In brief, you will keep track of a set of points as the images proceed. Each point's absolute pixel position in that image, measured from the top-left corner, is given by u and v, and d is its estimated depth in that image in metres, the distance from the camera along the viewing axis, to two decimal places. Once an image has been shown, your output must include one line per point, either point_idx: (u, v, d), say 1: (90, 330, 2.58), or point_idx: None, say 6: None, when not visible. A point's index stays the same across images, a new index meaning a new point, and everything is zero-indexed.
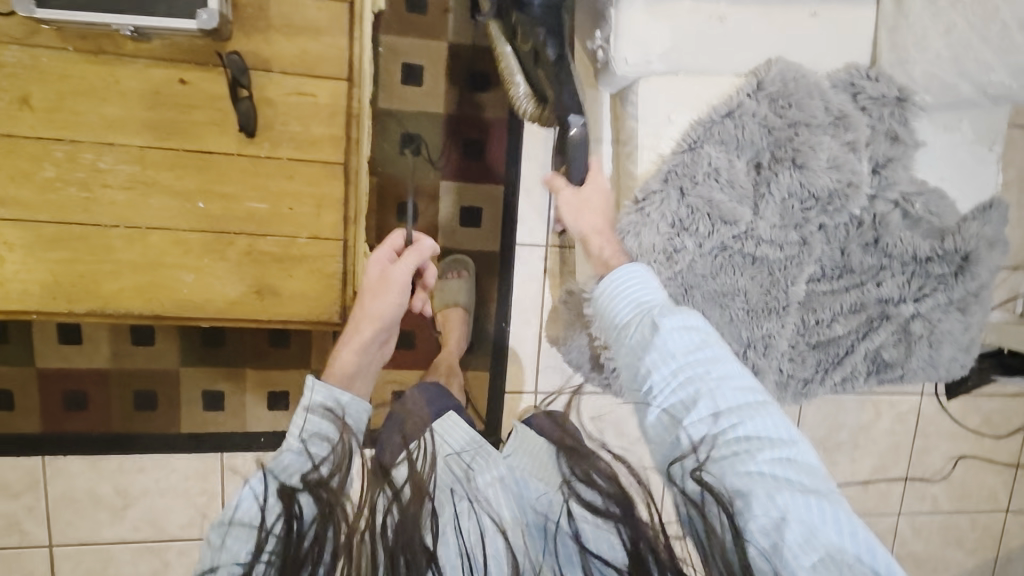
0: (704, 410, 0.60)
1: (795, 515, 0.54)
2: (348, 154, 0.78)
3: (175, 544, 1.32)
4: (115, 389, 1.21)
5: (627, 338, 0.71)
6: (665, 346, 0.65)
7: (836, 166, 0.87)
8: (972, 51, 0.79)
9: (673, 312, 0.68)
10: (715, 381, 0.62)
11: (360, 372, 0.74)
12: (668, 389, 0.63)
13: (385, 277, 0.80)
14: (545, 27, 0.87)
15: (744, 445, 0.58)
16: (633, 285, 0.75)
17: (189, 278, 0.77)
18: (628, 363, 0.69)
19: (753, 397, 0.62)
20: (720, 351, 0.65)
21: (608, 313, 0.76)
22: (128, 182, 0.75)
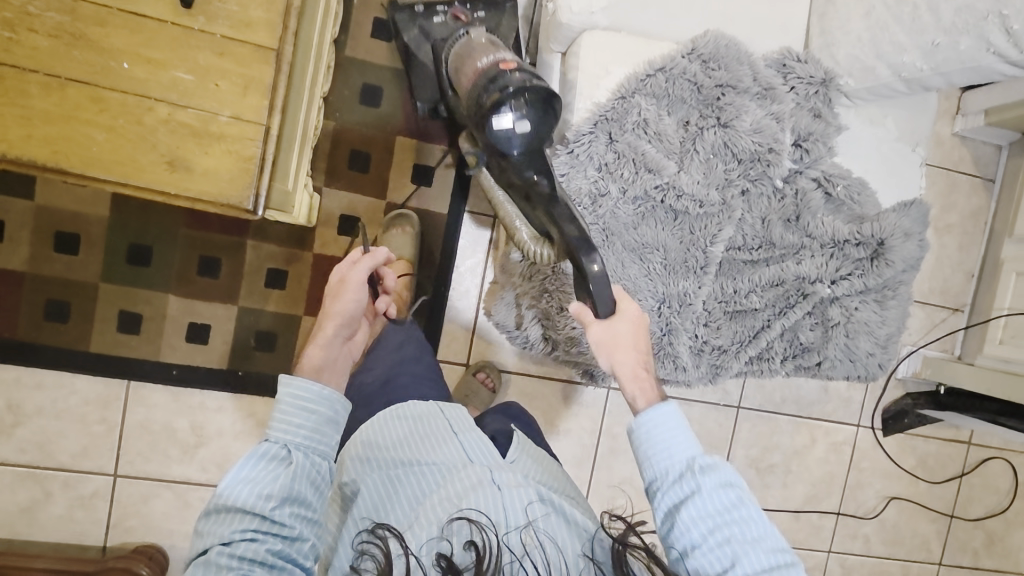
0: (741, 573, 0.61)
1: None
2: (283, 42, 0.79)
3: (60, 474, 1.24)
4: (28, 293, 1.19)
5: (663, 493, 0.68)
6: (702, 507, 0.64)
7: (760, 130, 0.90)
8: (888, 33, 0.84)
9: (712, 469, 0.66)
10: (750, 542, 0.62)
11: (325, 365, 0.91)
12: (704, 552, 0.63)
13: (342, 280, 1.00)
14: (534, 168, 0.83)
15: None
16: (668, 432, 0.70)
17: (100, 137, 0.76)
18: (663, 516, 0.67)
19: (783, 557, 0.62)
20: (755, 512, 0.65)
21: (637, 456, 0.72)
22: (54, 31, 0.73)
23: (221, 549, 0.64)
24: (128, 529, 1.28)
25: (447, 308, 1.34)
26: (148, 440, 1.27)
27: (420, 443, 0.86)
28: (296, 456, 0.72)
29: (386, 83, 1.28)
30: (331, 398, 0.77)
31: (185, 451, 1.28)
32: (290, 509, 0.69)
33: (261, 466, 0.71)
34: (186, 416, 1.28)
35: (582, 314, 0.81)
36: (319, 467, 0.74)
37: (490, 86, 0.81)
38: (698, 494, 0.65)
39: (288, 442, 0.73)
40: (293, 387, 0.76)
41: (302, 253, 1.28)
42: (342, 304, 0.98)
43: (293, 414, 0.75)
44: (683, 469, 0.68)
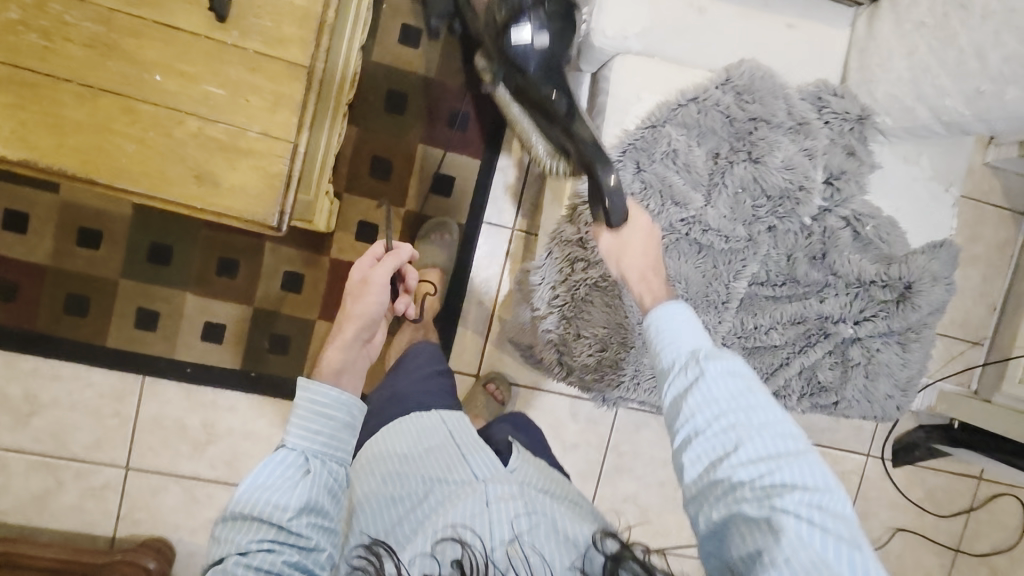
0: (740, 455, 0.57)
1: (834, 549, 0.51)
2: (315, 59, 0.79)
3: (73, 465, 1.26)
4: (49, 287, 1.20)
5: (670, 383, 0.66)
6: (708, 392, 0.62)
7: (791, 167, 0.89)
8: (930, 74, 0.82)
9: (719, 357, 0.64)
10: (757, 426, 0.59)
11: (343, 368, 0.95)
12: (707, 435, 0.60)
13: (363, 282, 1.03)
14: (552, 83, 0.81)
15: (776, 489, 0.54)
16: (677, 331, 0.70)
17: (131, 148, 0.76)
18: (669, 407, 0.65)
19: (793, 444, 0.58)
20: (765, 400, 0.61)
21: (652, 356, 0.71)
22: (90, 41, 0.73)
23: (239, 559, 0.64)
24: (137, 521, 1.29)
25: (461, 318, 1.34)
26: (160, 436, 1.28)
27: (422, 457, 0.86)
28: (313, 464, 0.74)
29: (412, 91, 1.27)
30: (348, 403, 0.80)
31: (195, 448, 1.29)
32: (308, 519, 0.69)
33: (279, 472, 0.72)
34: (198, 413, 1.28)
35: (597, 230, 0.85)
36: (334, 474, 0.76)
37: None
38: (703, 380, 0.63)
39: (305, 450, 0.75)
40: (310, 393, 0.78)
41: (320, 258, 1.28)
42: (363, 306, 1.03)
43: (309, 424, 0.77)
44: (689, 358, 0.66)
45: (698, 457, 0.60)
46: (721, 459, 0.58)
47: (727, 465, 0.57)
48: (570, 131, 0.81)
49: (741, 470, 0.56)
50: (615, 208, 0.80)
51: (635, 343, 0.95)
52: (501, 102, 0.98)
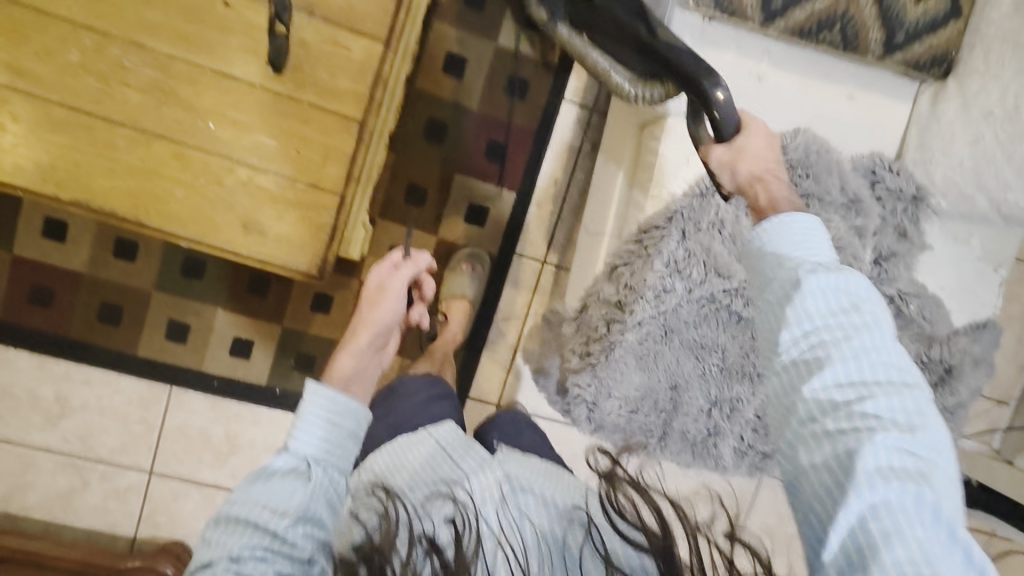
0: (828, 380, 0.51)
1: (910, 492, 0.46)
2: (367, 114, 0.78)
3: (99, 467, 1.29)
4: (84, 294, 1.21)
5: (763, 289, 0.59)
6: (804, 305, 0.54)
7: (841, 246, 0.86)
8: (993, 166, 0.81)
9: (824, 270, 0.54)
10: (858, 349, 0.51)
11: (354, 377, 0.80)
12: (794, 355, 0.54)
13: (382, 286, 0.95)
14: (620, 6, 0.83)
15: (865, 419, 0.49)
16: (797, 233, 0.58)
17: (180, 193, 0.76)
18: (763, 314, 0.58)
19: (894, 373, 0.51)
20: (875, 320, 0.53)
21: (743, 252, 0.63)
22: (147, 87, 0.74)
23: (229, 566, 0.53)
24: (157, 525, 1.32)
25: (486, 347, 1.33)
26: (184, 444, 1.30)
27: (406, 459, 0.78)
28: (315, 471, 0.61)
29: (453, 119, 1.25)
30: (356, 411, 0.68)
31: (217, 458, 1.31)
32: (305, 530, 0.57)
33: (276, 478, 0.60)
34: (222, 424, 1.30)
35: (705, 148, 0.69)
36: (338, 486, 0.63)
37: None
38: (803, 291, 0.55)
39: (308, 456, 0.62)
40: (317, 394, 0.67)
41: (349, 281, 1.28)
42: (378, 313, 0.91)
43: (314, 425, 0.65)
44: (791, 264, 0.57)
45: (783, 380, 0.54)
46: (807, 382, 0.52)
47: (810, 389, 0.52)
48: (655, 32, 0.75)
49: (825, 395, 0.51)
50: (724, 115, 0.65)
51: (665, 406, 0.94)
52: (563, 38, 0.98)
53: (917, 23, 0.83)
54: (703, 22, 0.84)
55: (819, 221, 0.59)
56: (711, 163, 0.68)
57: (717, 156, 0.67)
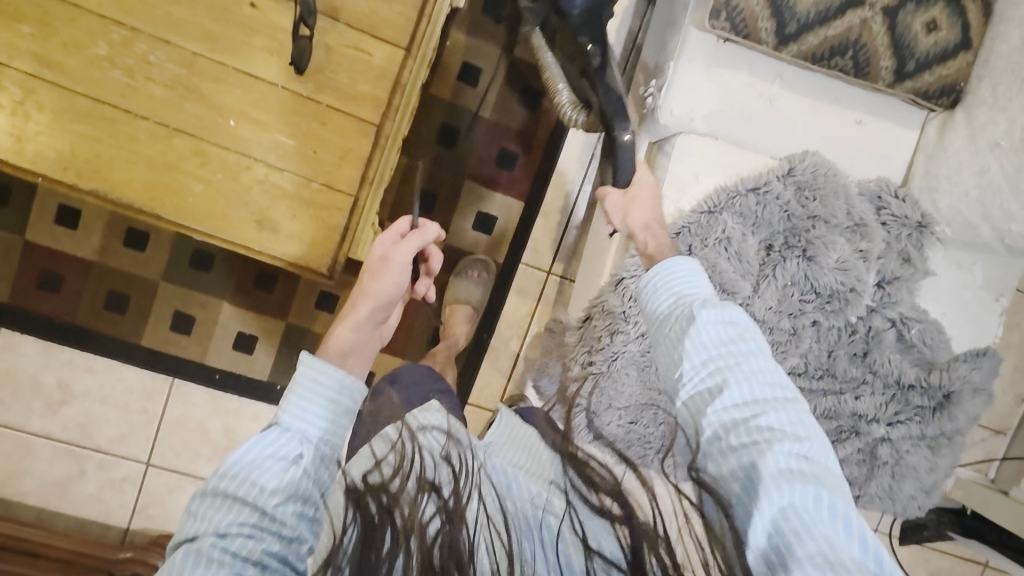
0: (726, 401, 0.58)
1: (810, 492, 0.50)
2: (384, 118, 0.79)
3: (97, 456, 1.29)
4: (93, 281, 1.22)
5: (664, 329, 0.69)
6: (699, 338, 0.63)
7: (844, 269, 0.88)
8: (999, 199, 0.81)
9: (713, 305, 0.64)
10: (747, 371, 0.59)
11: (353, 351, 0.81)
12: (697, 381, 0.61)
13: (385, 259, 0.89)
14: (589, 34, 0.86)
15: (762, 433, 0.55)
16: (678, 277, 0.71)
17: (198, 188, 0.77)
18: (666, 353, 0.67)
19: (781, 391, 0.58)
20: (758, 347, 0.62)
21: (648, 299, 0.73)
22: (171, 82, 0.75)
23: (215, 542, 0.52)
24: (150, 517, 1.32)
25: (487, 353, 1.34)
26: (182, 437, 1.30)
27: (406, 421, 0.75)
28: (308, 446, 0.63)
29: (465, 126, 1.27)
30: (352, 388, 0.70)
31: (215, 452, 1.31)
32: (294, 506, 0.57)
33: (267, 452, 0.61)
34: (222, 418, 1.30)
35: (604, 189, 0.89)
36: (328, 462, 0.65)
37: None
38: (697, 327, 0.64)
39: (301, 431, 0.64)
40: (314, 371, 0.69)
41: (355, 281, 1.29)
42: (380, 286, 0.87)
43: (310, 403, 0.67)
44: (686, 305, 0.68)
45: (688, 404, 0.61)
46: (708, 404, 0.59)
47: (712, 412, 0.58)
48: (598, 81, 0.86)
49: (724, 414, 0.57)
50: (622, 164, 0.85)
51: (664, 420, 0.94)
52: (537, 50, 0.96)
53: (927, 54, 0.84)
54: (719, 43, 0.86)
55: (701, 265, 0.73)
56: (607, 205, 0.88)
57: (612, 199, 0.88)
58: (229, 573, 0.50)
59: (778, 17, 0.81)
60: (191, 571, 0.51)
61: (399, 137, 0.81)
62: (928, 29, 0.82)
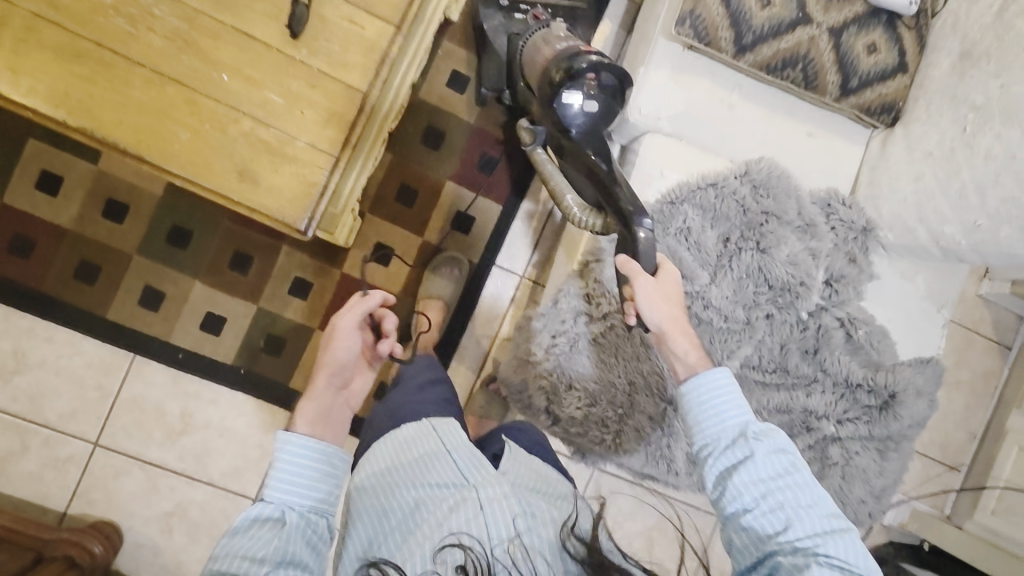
0: (788, 534, 0.63)
1: None
2: (372, 87, 0.85)
3: (43, 431, 1.23)
4: (66, 249, 1.22)
5: (715, 459, 0.71)
6: (755, 471, 0.67)
7: (795, 263, 0.94)
8: (933, 202, 0.89)
9: (763, 437, 0.69)
10: (804, 506, 0.65)
11: (320, 421, 0.78)
12: (758, 516, 0.66)
13: (333, 327, 0.88)
14: (592, 147, 0.84)
15: (819, 561, 0.60)
16: (720, 400, 0.73)
17: (184, 136, 0.81)
18: (717, 482, 0.70)
19: (834, 521, 0.64)
20: (807, 477, 0.67)
21: (688, 423, 0.75)
22: (170, 34, 0.80)
23: None
24: (91, 502, 1.24)
25: (457, 352, 1.34)
26: (136, 416, 1.25)
27: (402, 464, 0.77)
28: (291, 516, 0.66)
29: (450, 131, 1.33)
30: (326, 454, 0.71)
31: (168, 436, 1.26)
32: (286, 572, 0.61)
33: (252, 530, 0.64)
34: (180, 401, 1.26)
35: (625, 266, 0.81)
36: (316, 527, 0.67)
37: (569, 62, 0.85)
38: (751, 459, 0.68)
39: (282, 502, 0.66)
40: (286, 448, 0.70)
41: (331, 269, 1.30)
42: (333, 354, 0.86)
43: (287, 474, 0.68)
44: (735, 435, 0.71)
45: (748, 533, 0.66)
46: (772, 536, 0.64)
47: (774, 544, 0.64)
48: (609, 188, 0.82)
49: (786, 547, 0.62)
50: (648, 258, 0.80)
51: (622, 403, 0.96)
52: (536, 161, 0.93)
53: (869, 73, 0.93)
54: (683, 51, 0.94)
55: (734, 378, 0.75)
56: (636, 289, 0.80)
57: (641, 283, 0.80)
58: None
59: (737, 28, 0.89)
60: None
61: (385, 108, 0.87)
62: (869, 50, 0.92)
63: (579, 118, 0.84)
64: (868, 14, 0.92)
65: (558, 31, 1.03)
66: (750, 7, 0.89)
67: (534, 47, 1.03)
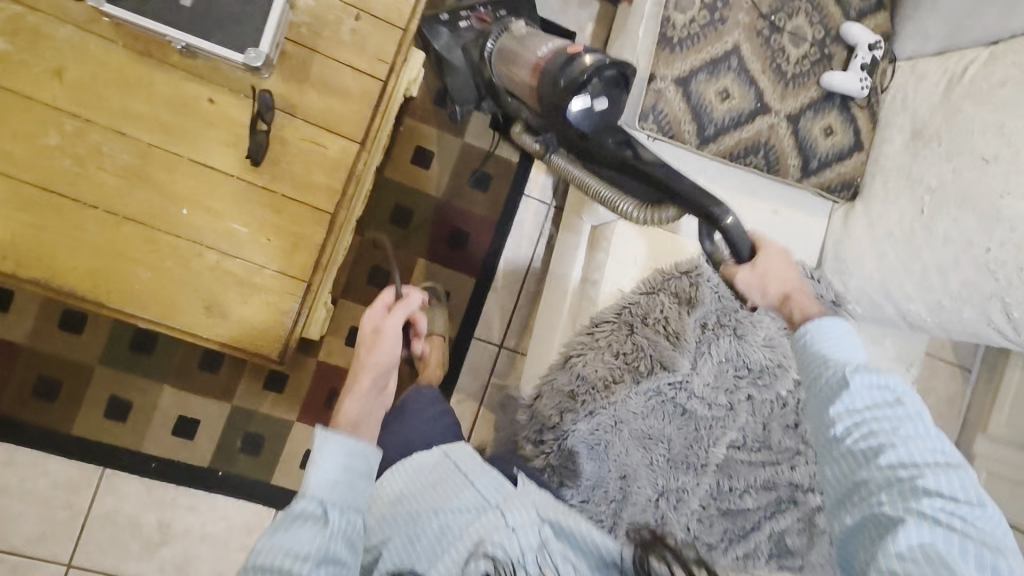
0: (884, 462, 0.60)
1: (961, 541, 0.54)
2: (339, 208, 0.83)
3: (9, 559, 1.16)
4: (21, 366, 1.16)
5: (816, 387, 0.69)
6: (852, 400, 0.64)
7: (771, 345, 0.96)
8: (897, 281, 0.92)
9: (866, 370, 0.65)
10: (907, 436, 0.60)
11: (363, 421, 0.85)
12: (852, 445, 0.63)
13: (377, 330, 0.91)
14: (616, 141, 0.80)
15: (917, 492, 0.57)
16: (830, 339, 0.71)
17: (145, 275, 0.77)
18: (814, 410, 0.68)
19: (944, 456, 0.59)
20: (916, 414, 0.62)
21: (797, 356, 0.73)
22: (123, 171, 0.76)
23: None
24: None
25: None
26: (110, 532, 1.19)
27: (424, 492, 0.74)
28: (332, 516, 0.62)
29: (418, 208, 1.32)
30: (366, 453, 0.69)
31: (146, 548, 1.20)
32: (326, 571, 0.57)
33: (293, 526, 0.60)
34: (156, 511, 1.21)
35: (729, 267, 0.77)
36: (354, 527, 0.64)
37: (564, 72, 0.81)
38: (849, 390, 0.65)
39: (322, 499, 0.63)
40: (323, 447, 0.67)
41: (305, 359, 1.26)
42: (378, 357, 0.89)
43: (325, 470, 0.65)
44: (836, 364, 0.68)
45: (840, 467, 0.63)
46: (866, 465, 0.61)
47: (866, 473, 0.61)
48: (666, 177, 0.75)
49: (881, 475, 0.59)
50: (738, 239, 0.72)
51: (615, 495, 0.96)
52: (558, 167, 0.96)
53: (827, 154, 0.96)
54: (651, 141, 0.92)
55: (849, 325, 0.72)
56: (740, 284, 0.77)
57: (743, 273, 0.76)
58: None
59: (698, 121, 0.91)
60: None
61: (352, 224, 0.85)
62: (825, 133, 0.95)
63: (585, 117, 0.80)
64: (822, 98, 0.95)
65: (521, 34, 1.05)
66: (710, 101, 0.91)
67: (508, 52, 1.04)
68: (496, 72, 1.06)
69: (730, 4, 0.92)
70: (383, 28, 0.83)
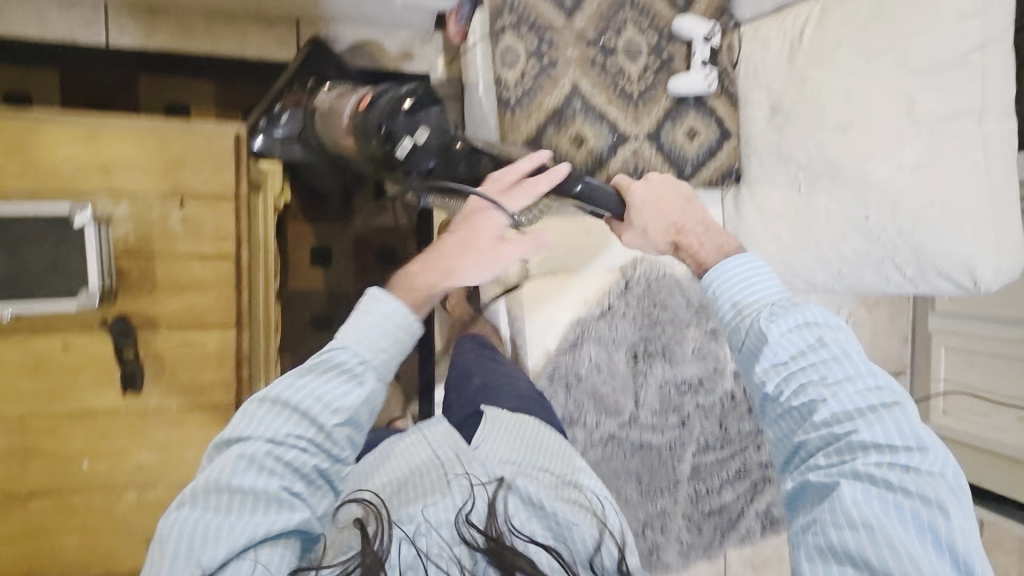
0: (817, 421, 0.55)
1: (898, 492, 0.49)
2: (239, 395, 0.81)
3: None
4: None
5: (739, 346, 0.65)
6: (775, 353, 0.60)
7: (700, 354, 0.98)
8: (799, 257, 0.92)
9: (781, 317, 0.61)
10: (837, 383, 0.56)
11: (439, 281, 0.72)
12: (786, 401, 0.58)
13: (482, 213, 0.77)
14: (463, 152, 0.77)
15: (852, 450, 0.52)
16: (739, 279, 0.67)
17: (72, 539, 0.75)
18: (745, 366, 0.63)
19: (876, 397, 0.54)
20: (842, 353, 0.57)
21: (715, 309, 0.70)
22: (7, 453, 0.73)
23: (269, 450, 0.54)
24: None
25: None
26: None
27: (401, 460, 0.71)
28: (364, 377, 0.60)
29: (334, 306, 1.28)
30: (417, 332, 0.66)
31: None
32: (345, 433, 0.58)
33: (322, 376, 0.59)
34: None
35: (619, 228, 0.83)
36: (376, 400, 0.62)
37: (372, 117, 0.74)
38: (771, 343, 0.60)
39: (359, 357, 0.61)
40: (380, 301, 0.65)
41: None
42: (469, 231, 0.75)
43: (374, 334, 0.63)
44: (763, 308, 0.64)
45: (781, 429, 0.59)
46: (801, 426, 0.57)
47: (803, 434, 0.56)
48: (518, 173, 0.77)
49: (816, 433, 0.55)
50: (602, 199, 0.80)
51: None
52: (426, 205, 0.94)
53: (698, 154, 0.96)
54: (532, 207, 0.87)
55: (763, 262, 0.68)
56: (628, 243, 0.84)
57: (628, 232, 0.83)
58: (277, 482, 0.53)
59: None
60: (244, 474, 0.52)
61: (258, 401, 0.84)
62: (689, 135, 0.95)
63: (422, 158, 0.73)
64: (674, 105, 0.94)
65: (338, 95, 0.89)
66: (568, 151, 0.89)
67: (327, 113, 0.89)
68: (324, 136, 0.93)
69: (556, 43, 0.88)
70: (213, 205, 0.78)
